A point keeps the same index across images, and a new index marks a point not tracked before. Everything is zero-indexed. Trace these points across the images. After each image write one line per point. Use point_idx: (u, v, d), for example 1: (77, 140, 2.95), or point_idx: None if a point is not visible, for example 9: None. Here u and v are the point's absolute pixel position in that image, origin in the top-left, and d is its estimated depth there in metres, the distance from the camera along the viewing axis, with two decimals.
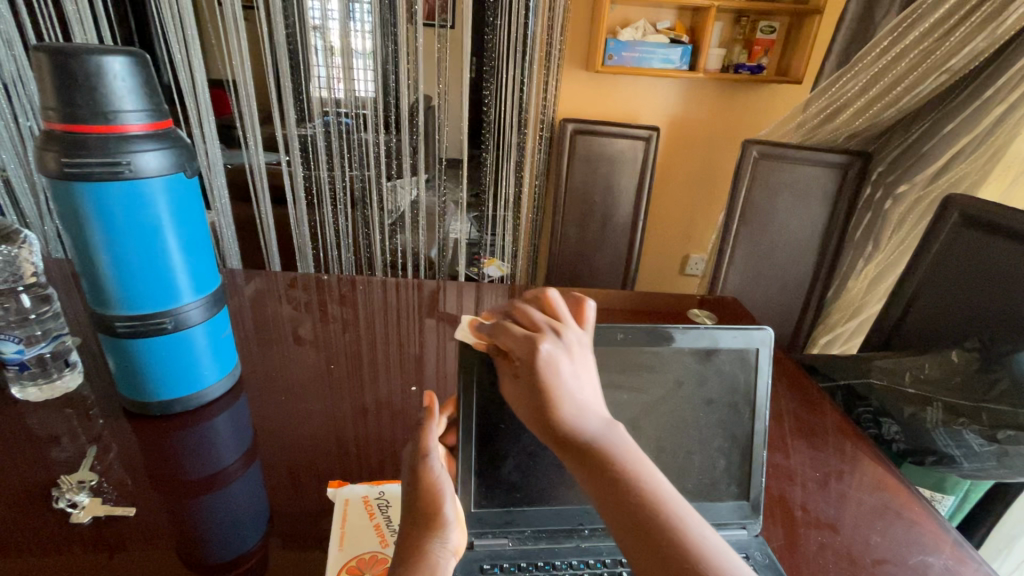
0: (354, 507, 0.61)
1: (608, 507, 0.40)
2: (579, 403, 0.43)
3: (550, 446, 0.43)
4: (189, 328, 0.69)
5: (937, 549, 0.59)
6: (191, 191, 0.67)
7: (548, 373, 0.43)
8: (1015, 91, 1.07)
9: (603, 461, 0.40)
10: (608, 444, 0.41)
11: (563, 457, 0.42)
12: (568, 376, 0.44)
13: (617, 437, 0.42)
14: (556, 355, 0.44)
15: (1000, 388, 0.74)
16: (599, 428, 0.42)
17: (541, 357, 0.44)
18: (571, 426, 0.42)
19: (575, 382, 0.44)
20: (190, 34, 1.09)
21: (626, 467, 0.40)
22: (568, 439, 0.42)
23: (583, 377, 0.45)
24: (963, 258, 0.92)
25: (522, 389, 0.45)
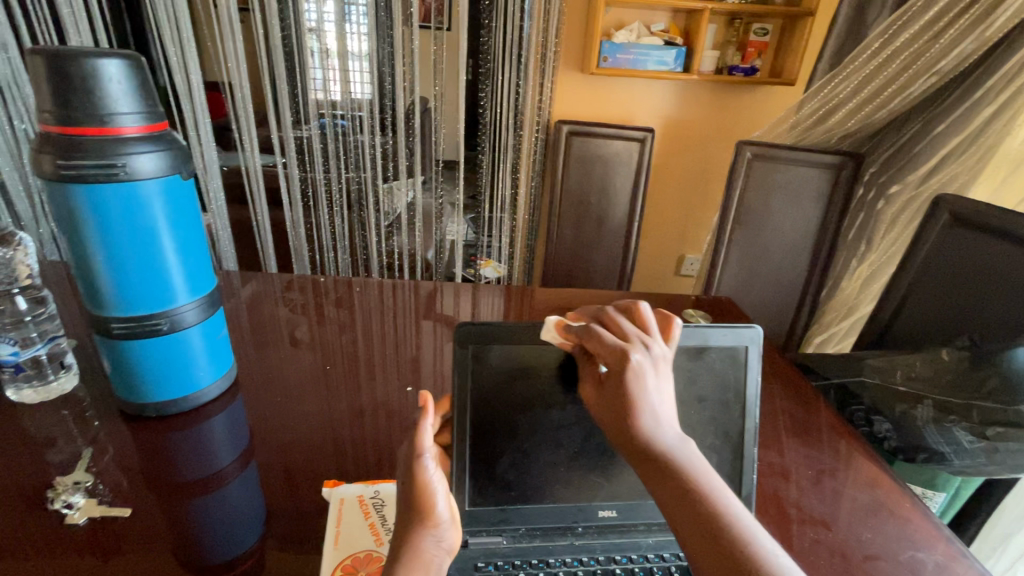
0: (349, 506, 0.61)
1: (679, 518, 0.44)
2: (659, 415, 0.47)
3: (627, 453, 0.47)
4: (184, 329, 0.69)
5: (928, 545, 0.60)
6: (186, 193, 0.67)
7: (638, 382, 0.46)
8: (1004, 92, 1.09)
9: (676, 474, 0.45)
10: (681, 456, 0.46)
11: (636, 464, 0.47)
12: (654, 387, 0.47)
13: (689, 452, 0.47)
14: (646, 365, 0.47)
15: (990, 385, 0.74)
16: (674, 441, 0.46)
17: (632, 365, 0.46)
18: (650, 436, 0.46)
19: (660, 395, 0.47)
20: (186, 36, 1.10)
21: (696, 481, 0.45)
22: (644, 451, 0.46)
23: (667, 391, 0.48)
24: (954, 258, 0.93)
25: (607, 395, 0.48)
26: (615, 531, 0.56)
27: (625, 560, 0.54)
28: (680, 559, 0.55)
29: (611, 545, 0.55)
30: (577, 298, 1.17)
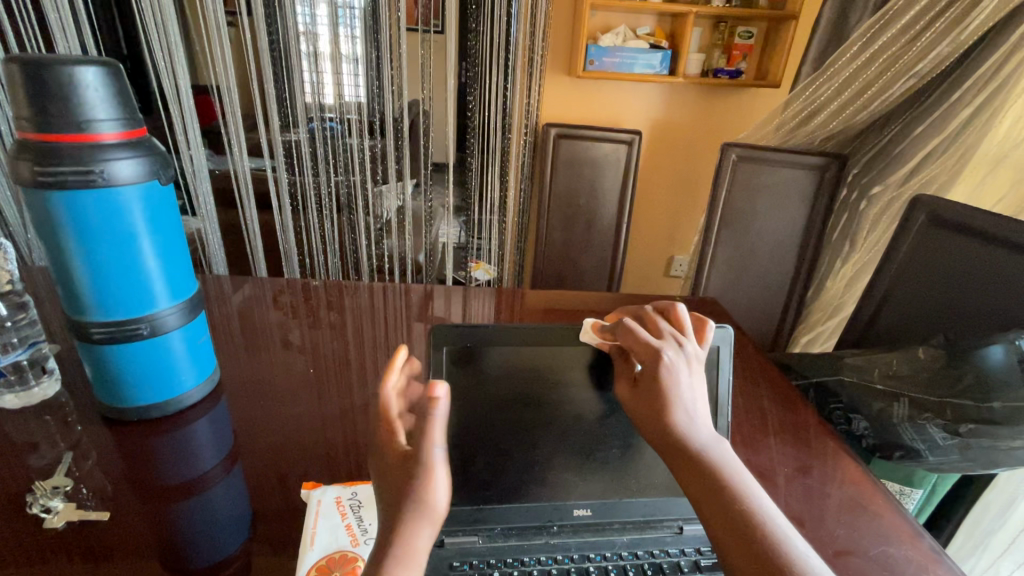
0: (326, 507, 0.62)
1: (711, 514, 0.44)
2: (692, 411, 0.48)
3: (660, 450, 0.48)
4: (166, 334, 0.70)
5: (899, 540, 0.61)
6: (166, 198, 0.67)
7: (671, 376, 0.49)
8: (980, 94, 1.11)
9: (709, 471, 0.45)
10: (714, 455, 0.46)
11: (669, 460, 0.47)
12: (687, 383, 0.49)
13: (723, 451, 0.47)
14: (678, 361, 0.50)
15: (965, 382, 0.75)
16: (708, 439, 0.47)
17: (665, 360, 0.50)
18: (683, 432, 0.47)
19: (693, 392, 0.49)
20: (173, 41, 1.10)
21: (731, 481, 0.45)
22: (678, 446, 0.46)
23: (698, 389, 0.50)
24: (930, 257, 0.95)
25: (641, 391, 0.50)
26: (590, 530, 0.57)
27: (599, 558, 0.55)
28: (654, 556, 0.55)
29: (585, 543, 0.56)
30: (563, 300, 1.17)
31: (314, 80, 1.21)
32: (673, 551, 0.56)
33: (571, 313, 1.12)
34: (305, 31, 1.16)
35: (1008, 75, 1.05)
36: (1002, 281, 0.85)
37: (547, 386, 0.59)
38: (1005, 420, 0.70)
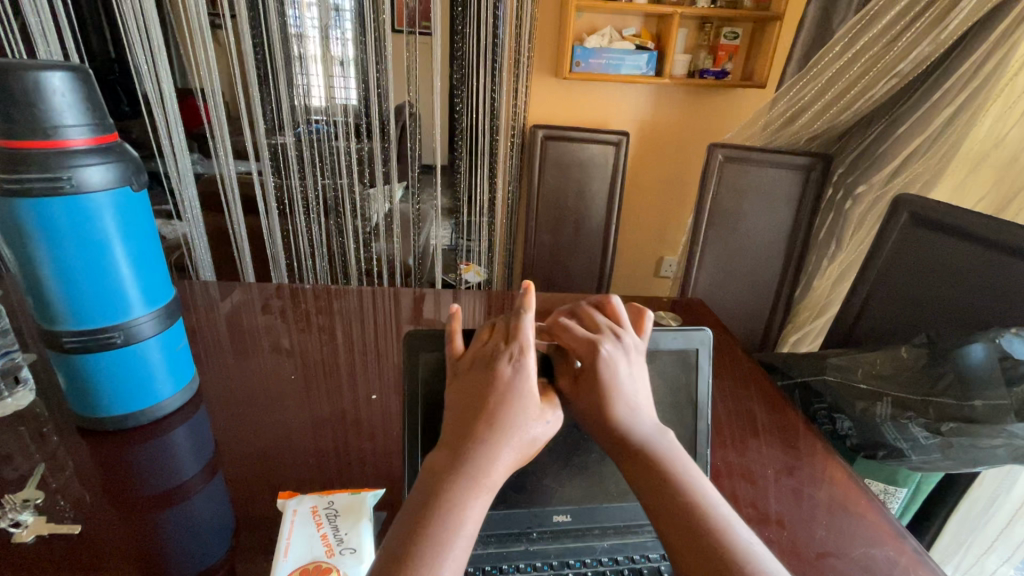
0: (299, 517, 0.54)
1: (657, 505, 0.45)
2: (635, 404, 0.49)
3: (605, 444, 0.49)
4: (141, 341, 0.69)
5: (881, 541, 0.61)
6: (139, 204, 0.67)
7: (609, 369, 0.49)
8: (961, 94, 1.12)
9: (652, 462, 0.46)
10: (657, 446, 0.47)
11: (615, 453, 0.48)
12: (626, 375, 0.49)
13: (667, 444, 0.48)
14: (617, 354, 0.50)
15: (946, 381, 0.76)
16: (651, 431, 0.48)
17: (603, 353, 0.49)
18: (627, 426, 0.48)
19: (634, 384, 0.50)
20: (156, 44, 1.08)
21: (676, 473, 0.46)
22: (624, 440, 0.48)
23: (638, 379, 0.50)
24: (912, 256, 0.96)
25: (581, 386, 0.49)
26: (570, 536, 0.56)
27: (578, 564, 0.54)
28: (635, 562, 0.55)
29: (565, 549, 0.56)
30: (551, 302, 1.17)
31: (299, 82, 1.20)
32: (653, 555, 0.56)
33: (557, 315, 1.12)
34: (296, 33, 1.15)
35: (988, 74, 1.06)
36: (983, 279, 0.85)
37: None
38: (985, 418, 0.71)
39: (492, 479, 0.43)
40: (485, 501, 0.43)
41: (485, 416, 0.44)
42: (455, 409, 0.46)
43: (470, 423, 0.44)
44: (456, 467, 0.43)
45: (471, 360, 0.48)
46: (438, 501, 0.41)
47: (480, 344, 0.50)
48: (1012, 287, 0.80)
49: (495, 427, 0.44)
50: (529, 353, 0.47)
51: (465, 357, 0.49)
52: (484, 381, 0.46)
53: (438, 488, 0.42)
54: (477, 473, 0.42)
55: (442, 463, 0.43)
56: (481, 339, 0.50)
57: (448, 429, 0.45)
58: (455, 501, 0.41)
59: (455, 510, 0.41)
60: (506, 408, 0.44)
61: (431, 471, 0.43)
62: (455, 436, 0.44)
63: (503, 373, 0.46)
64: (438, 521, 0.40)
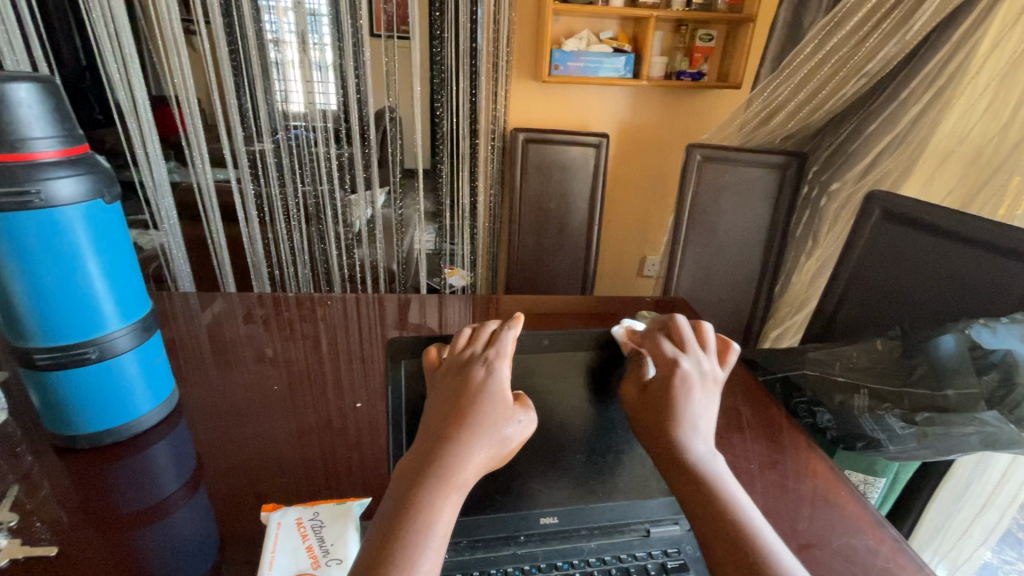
0: (284, 530, 0.54)
1: (701, 516, 0.48)
2: (694, 425, 0.53)
3: (660, 459, 0.53)
4: (117, 356, 0.68)
5: (860, 530, 0.63)
6: (113, 216, 0.65)
7: (684, 388, 0.55)
8: (927, 92, 1.15)
9: (699, 479, 0.50)
10: (708, 466, 0.51)
11: (666, 468, 0.52)
12: (697, 397, 0.55)
13: (716, 464, 0.51)
14: (692, 376, 0.56)
15: (919, 372, 0.78)
16: (704, 451, 0.52)
17: (681, 371, 0.56)
18: (685, 443, 0.52)
19: (704, 407, 0.54)
20: (128, 52, 1.06)
21: (722, 490, 0.49)
22: (674, 457, 0.51)
23: (709, 404, 0.56)
24: (884, 251, 0.98)
25: (649, 397, 0.56)
26: (558, 538, 0.56)
27: (566, 566, 0.54)
28: (622, 561, 0.55)
29: (553, 552, 0.55)
30: (537, 305, 1.17)
31: (279, 88, 1.19)
32: (640, 554, 0.55)
33: (543, 317, 1.12)
34: (272, 39, 1.14)
35: (952, 73, 1.10)
36: (952, 271, 0.88)
37: None
38: (956, 407, 0.73)
39: (462, 478, 0.44)
40: (457, 501, 0.44)
41: (455, 416, 0.45)
42: (429, 412, 0.47)
43: (441, 425, 0.45)
44: (426, 469, 0.44)
45: (448, 365, 0.51)
46: (410, 504, 0.42)
47: (455, 352, 0.52)
48: (980, 280, 0.83)
49: (464, 427, 0.45)
50: (504, 358, 0.50)
51: (442, 366, 0.51)
52: (457, 384, 0.48)
53: (410, 491, 0.43)
54: (445, 472, 0.43)
55: (412, 466, 0.44)
56: (457, 347, 0.52)
57: (420, 433, 0.46)
58: (426, 502, 0.42)
59: (427, 510, 0.42)
60: (476, 408, 0.46)
61: (403, 475, 0.44)
62: (427, 439, 0.45)
63: (476, 375, 0.48)
64: (410, 521, 0.41)
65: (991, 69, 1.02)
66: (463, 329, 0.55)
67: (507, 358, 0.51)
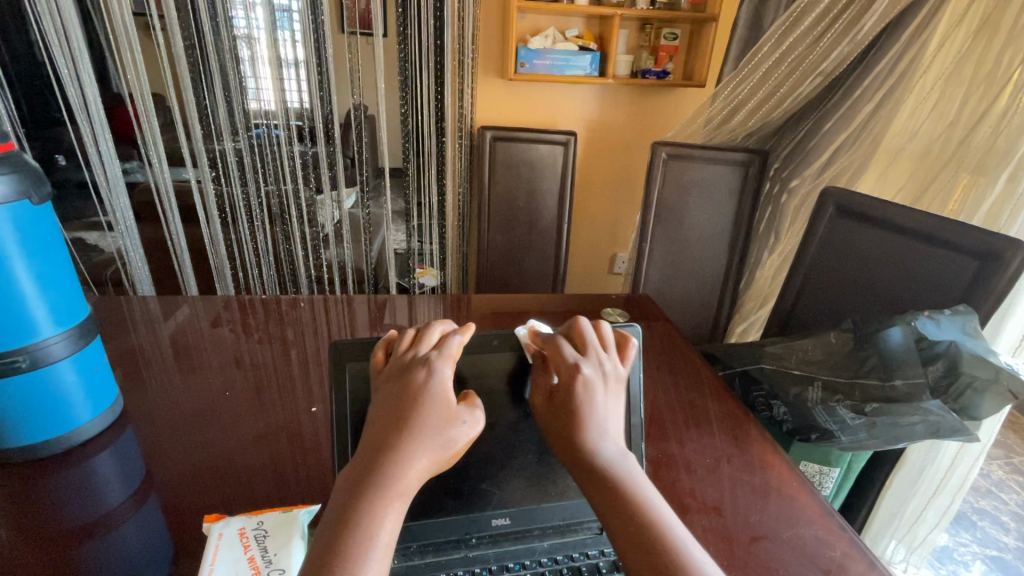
0: (225, 541, 0.52)
1: (617, 525, 0.44)
2: (603, 429, 0.48)
3: (571, 465, 0.48)
4: (52, 363, 0.66)
5: (810, 521, 0.64)
6: (43, 219, 0.64)
7: (586, 391, 0.49)
8: (880, 90, 1.19)
9: (611, 484, 0.45)
10: (617, 468, 0.46)
11: (578, 474, 0.47)
12: (601, 400, 0.49)
13: (627, 464, 0.47)
14: (595, 379, 0.50)
15: (870, 364, 0.80)
16: (614, 455, 0.47)
17: (582, 374, 0.50)
18: (592, 448, 0.47)
19: (610, 410, 0.49)
20: (77, 47, 1.01)
21: (635, 494, 0.45)
22: (584, 463, 0.47)
23: (614, 407, 0.50)
24: (839, 246, 1.01)
25: (554, 402, 0.50)
26: (510, 539, 0.57)
27: (518, 567, 0.55)
28: (573, 560, 0.56)
29: (504, 553, 0.56)
30: (503, 303, 1.17)
31: (248, 87, 1.15)
32: (592, 552, 0.57)
33: (509, 316, 1.11)
34: (243, 35, 1.11)
35: (902, 72, 1.13)
36: (900, 264, 0.90)
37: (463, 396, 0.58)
38: (904, 397, 0.75)
39: (406, 485, 0.42)
40: (401, 509, 0.42)
41: (397, 422, 0.44)
42: (373, 419, 0.46)
43: (383, 431, 0.44)
44: (368, 478, 0.42)
45: (391, 368, 0.49)
46: (350, 516, 0.41)
47: (399, 354, 0.50)
48: (926, 272, 0.86)
49: (406, 432, 0.43)
50: (449, 359, 0.49)
51: (386, 370, 0.50)
52: (399, 388, 0.46)
53: (351, 502, 0.41)
54: (386, 481, 0.42)
55: (353, 477, 0.43)
56: (401, 349, 0.51)
57: (363, 441, 0.45)
58: (368, 512, 0.41)
59: (368, 520, 0.40)
60: (417, 412, 0.45)
61: (345, 486, 0.43)
62: (370, 447, 0.44)
63: (418, 377, 0.46)
64: (352, 533, 0.40)
65: (937, 68, 1.06)
66: (408, 330, 0.53)
67: (451, 359, 0.49)
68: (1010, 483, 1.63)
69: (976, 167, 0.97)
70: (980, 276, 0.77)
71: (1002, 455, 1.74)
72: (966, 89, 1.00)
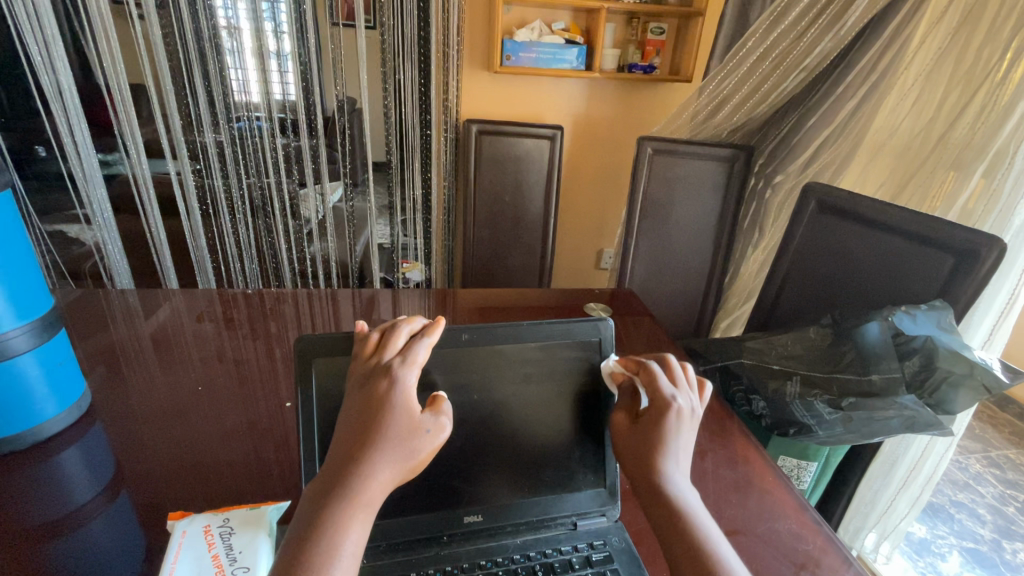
0: (189, 539, 0.51)
1: (677, 547, 0.47)
2: (677, 459, 0.51)
3: (641, 490, 0.51)
4: (14, 357, 0.64)
5: (784, 515, 0.64)
6: (2, 206, 0.62)
7: (673, 423, 0.52)
8: (862, 87, 1.19)
9: (678, 513, 0.48)
10: (686, 500, 0.49)
11: (646, 499, 0.50)
12: (684, 432, 0.52)
13: (692, 496, 0.50)
14: (684, 412, 0.53)
15: (847, 358, 0.81)
16: (684, 487, 0.50)
17: (674, 406, 0.53)
18: (665, 474, 0.50)
19: (687, 443, 0.52)
20: (50, 33, 0.98)
21: (696, 526, 0.48)
22: (656, 490, 0.49)
23: (691, 441, 0.53)
24: (820, 242, 1.02)
25: (640, 425, 0.53)
26: (482, 536, 0.56)
27: (489, 564, 0.54)
28: (546, 556, 0.56)
29: (476, 551, 0.55)
30: (486, 298, 1.16)
31: (231, 76, 1.12)
32: (566, 548, 0.56)
33: (493, 310, 1.11)
34: (226, 24, 1.08)
35: (885, 67, 1.13)
36: (879, 260, 0.90)
37: None
38: (881, 392, 0.76)
39: (369, 496, 0.42)
40: (366, 520, 0.42)
41: (360, 434, 0.44)
42: (338, 429, 0.45)
43: (347, 444, 0.44)
44: (333, 491, 0.42)
45: (355, 376, 0.48)
46: (314, 526, 0.41)
47: (363, 360, 0.49)
48: (903, 268, 0.86)
49: (368, 445, 0.43)
50: (412, 366, 0.47)
51: (353, 374, 0.48)
52: (361, 399, 0.45)
53: (315, 514, 0.41)
54: (349, 493, 0.42)
55: (320, 489, 0.43)
56: (365, 354, 0.49)
57: (331, 452, 0.45)
58: (330, 524, 0.41)
59: (332, 533, 0.41)
60: (379, 424, 0.44)
61: (311, 496, 0.43)
62: (334, 460, 0.44)
63: (380, 387, 0.45)
64: (314, 544, 0.40)
65: (919, 64, 1.06)
66: (374, 332, 0.51)
67: (416, 365, 0.48)
68: (986, 476, 1.66)
69: (954, 163, 0.97)
70: (955, 273, 0.78)
71: (979, 449, 1.76)
72: (946, 85, 1.00)
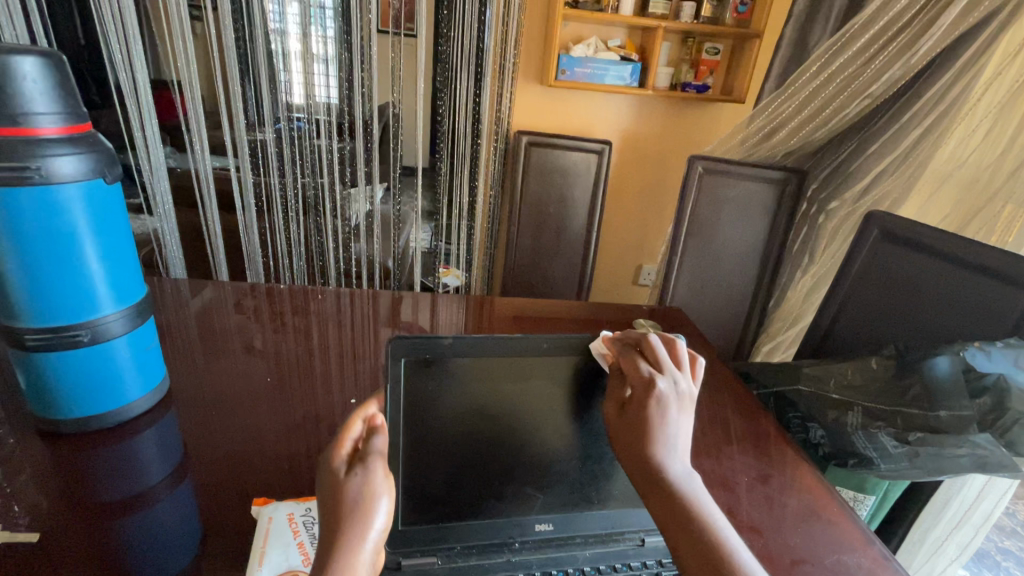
0: (276, 525, 0.56)
1: (678, 535, 0.47)
2: (672, 445, 0.51)
3: (637, 479, 0.51)
4: (109, 340, 0.68)
5: (852, 548, 0.63)
6: (112, 197, 0.66)
7: (659, 409, 0.52)
8: (929, 116, 1.17)
9: (678, 499, 0.48)
10: (685, 486, 0.49)
11: (644, 489, 0.50)
12: (675, 418, 0.52)
13: (691, 480, 0.50)
14: (669, 396, 0.53)
15: (914, 392, 0.79)
16: (682, 472, 0.50)
17: (657, 391, 0.53)
18: (661, 462, 0.50)
19: (679, 427, 0.52)
20: (132, 32, 1.03)
21: (694, 505, 0.48)
22: (654, 478, 0.50)
23: (685, 426, 0.53)
24: (881, 272, 1.00)
25: (626, 414, 0.54)
26: (551, 546, 0.57)
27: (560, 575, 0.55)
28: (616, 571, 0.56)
29: (546, 560, 0.56)
30: (534, 307, 1.17)
31: (282, 79, 1.16)
32: (635, 564, 0.57)
33: (542, 321, 1.12)
34: (275, 29, 1.11)
35: (953, 99, 1.11)
36: (945, 294, 0.89)
37: (514, 402, 0.58)
38: (949, 428, 0.74)
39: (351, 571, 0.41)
40: None
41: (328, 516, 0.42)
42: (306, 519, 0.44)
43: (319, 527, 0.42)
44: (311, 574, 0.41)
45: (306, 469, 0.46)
46: None
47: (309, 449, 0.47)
48: (973, 304, 0.85)
49: (338, 524, 0.42)
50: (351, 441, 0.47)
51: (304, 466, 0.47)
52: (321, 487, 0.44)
53: None
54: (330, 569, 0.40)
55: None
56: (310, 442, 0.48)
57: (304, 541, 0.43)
58: None
59: None
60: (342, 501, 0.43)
61: None
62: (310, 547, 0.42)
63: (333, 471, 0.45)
64: None
65: (992, 96, 1.04)
66: None
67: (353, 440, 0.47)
68: None
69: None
70: None
71: None
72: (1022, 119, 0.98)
